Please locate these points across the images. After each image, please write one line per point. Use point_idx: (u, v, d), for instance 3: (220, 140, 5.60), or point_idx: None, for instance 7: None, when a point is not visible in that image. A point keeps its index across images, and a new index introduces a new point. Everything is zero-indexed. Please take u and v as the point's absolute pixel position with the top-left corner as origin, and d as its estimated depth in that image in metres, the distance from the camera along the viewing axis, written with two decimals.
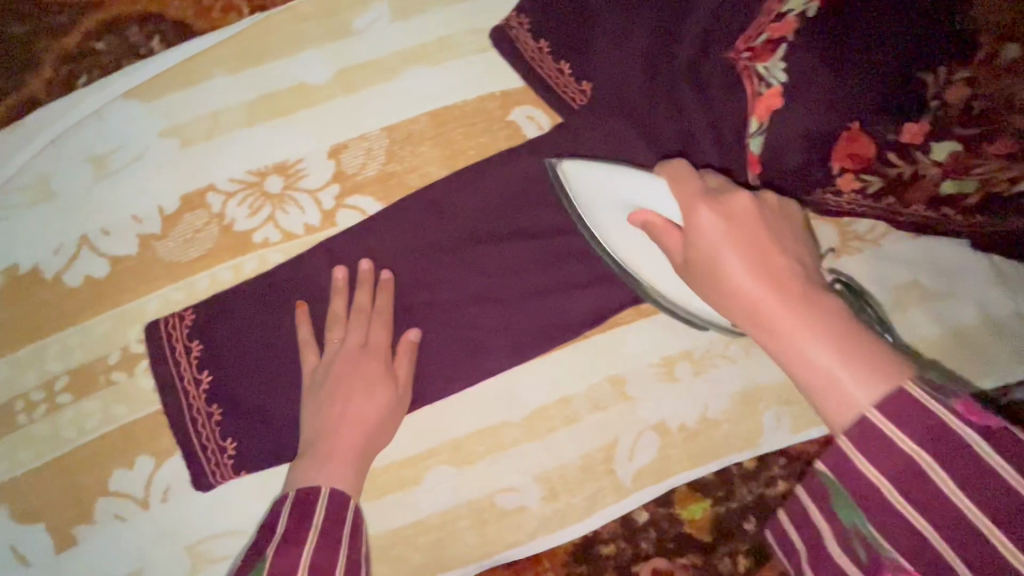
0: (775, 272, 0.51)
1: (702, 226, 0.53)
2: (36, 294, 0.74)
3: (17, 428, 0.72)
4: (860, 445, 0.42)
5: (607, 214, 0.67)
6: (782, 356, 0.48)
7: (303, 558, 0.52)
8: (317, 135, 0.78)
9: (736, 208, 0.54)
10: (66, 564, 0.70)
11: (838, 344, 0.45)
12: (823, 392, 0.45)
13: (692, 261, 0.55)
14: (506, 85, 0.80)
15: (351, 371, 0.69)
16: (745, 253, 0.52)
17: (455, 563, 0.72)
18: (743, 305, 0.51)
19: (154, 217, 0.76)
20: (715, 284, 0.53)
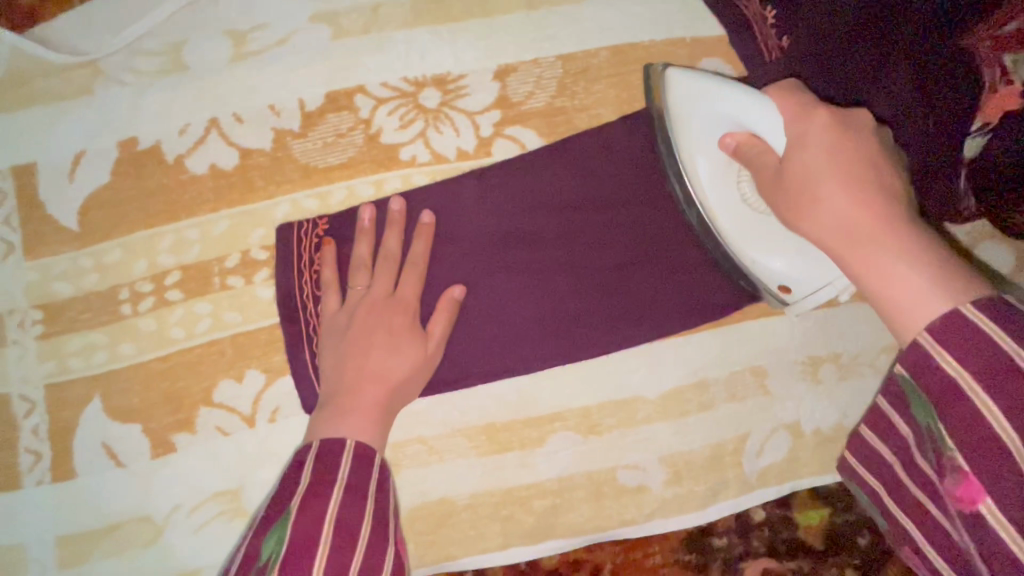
0: (874, 197, 0.45)
1: (805, 150, 0.49)
2: (154, 175, 0.66)
3: (121, 319, 0.66)
4: (959, 351, 0.36)
5: (704, 137, 0.59)
6: (857, 268, 0.44)
7: (325, 515, 0.46)
8: (485, 51, 0.69)
9: (842, 127, 0.48)
10: (160, 470, 0.65)
11: (925, 261, 0.40)
12: (889, 306, 0.42)
13: (783, 187, 0.50)
14: (696, 33, 0.72)
15: (371, 316, 0.61)
16: (846, 180, 0.46)
17: (565, 531, 0.69)
18: (832, 222, 0.46)
19: (294, 111, 0.67)
20: (802, 211, 0.48)
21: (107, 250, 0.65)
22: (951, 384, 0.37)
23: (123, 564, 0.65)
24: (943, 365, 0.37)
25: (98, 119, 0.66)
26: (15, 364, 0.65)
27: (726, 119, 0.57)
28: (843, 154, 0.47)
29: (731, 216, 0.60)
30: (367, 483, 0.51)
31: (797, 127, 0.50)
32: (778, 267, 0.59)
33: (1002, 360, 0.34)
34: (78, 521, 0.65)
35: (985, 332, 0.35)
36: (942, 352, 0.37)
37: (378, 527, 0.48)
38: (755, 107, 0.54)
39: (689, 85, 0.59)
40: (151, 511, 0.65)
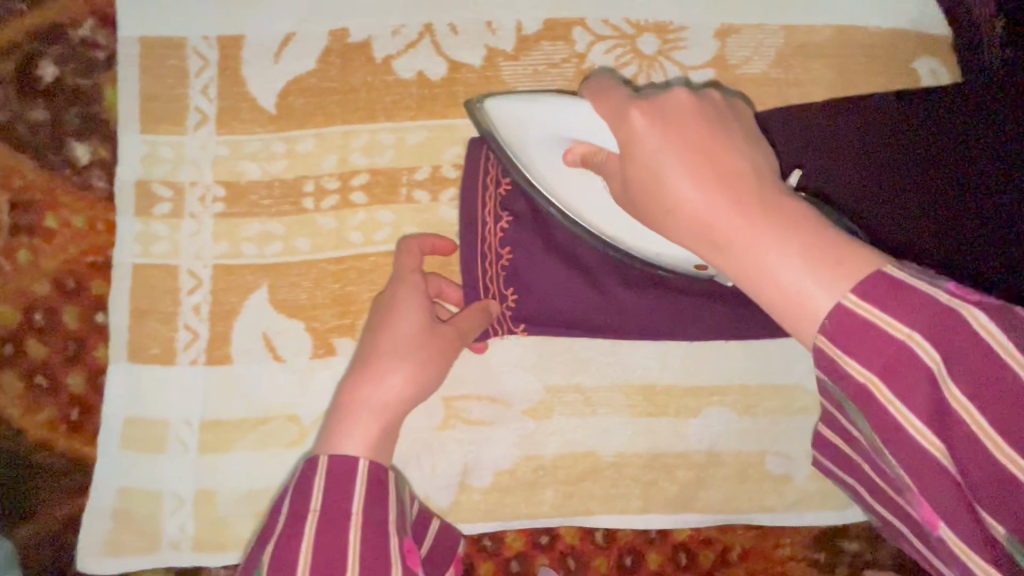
0: (724, 173, 0.33)
1: (633, 135, 0.36)
2: (359, 72, 0.64)
3: (302, 212, 0.64)
4: (856, 357, 0.27)
5: (540, 159, 0.49)
6: (732, 275, 0.33)
7: (298, 560, 0.38)
8: (711, 8, 0.67)
9: (665, 117, 0.36)
10: (316, 371, 0.64)
11: (800, 237, 0.30)
12: (778, 309, 0.31)
13: (631, 197, 0.38)
14: (922, 27, 0.70)
15: (399, 323, 0.53)
16: (691, 158, 0.34)
17: (703, 507, 0.67)
18: (690, 225, 0.34)
19: (511, 33, 0.65)
20: (651, 220, 0.37)
21: (301, 139, 0.63)
22: (860, 396, 0.28)
23: (262, 458, 0.63)
24: (848, 374, 0.28)
25: (313, 5, 0.64)
26: (189, 238, 0.63)
27: (559, 134, 0.45)
28: (677, 130, 0.35)
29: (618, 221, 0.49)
30: (352, 504, 0.41)
31: (623, 137, 0.37)
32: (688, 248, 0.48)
33: (901, 358, 0.27)
34: (225, 408, 0.63)
35: (896, 343, 0.27)
36: (845, 360, 0.28)
37: (374, 555, 0.39)
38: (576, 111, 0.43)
39: (505, 113, 0.49)
40: (300, 411, 0.64)
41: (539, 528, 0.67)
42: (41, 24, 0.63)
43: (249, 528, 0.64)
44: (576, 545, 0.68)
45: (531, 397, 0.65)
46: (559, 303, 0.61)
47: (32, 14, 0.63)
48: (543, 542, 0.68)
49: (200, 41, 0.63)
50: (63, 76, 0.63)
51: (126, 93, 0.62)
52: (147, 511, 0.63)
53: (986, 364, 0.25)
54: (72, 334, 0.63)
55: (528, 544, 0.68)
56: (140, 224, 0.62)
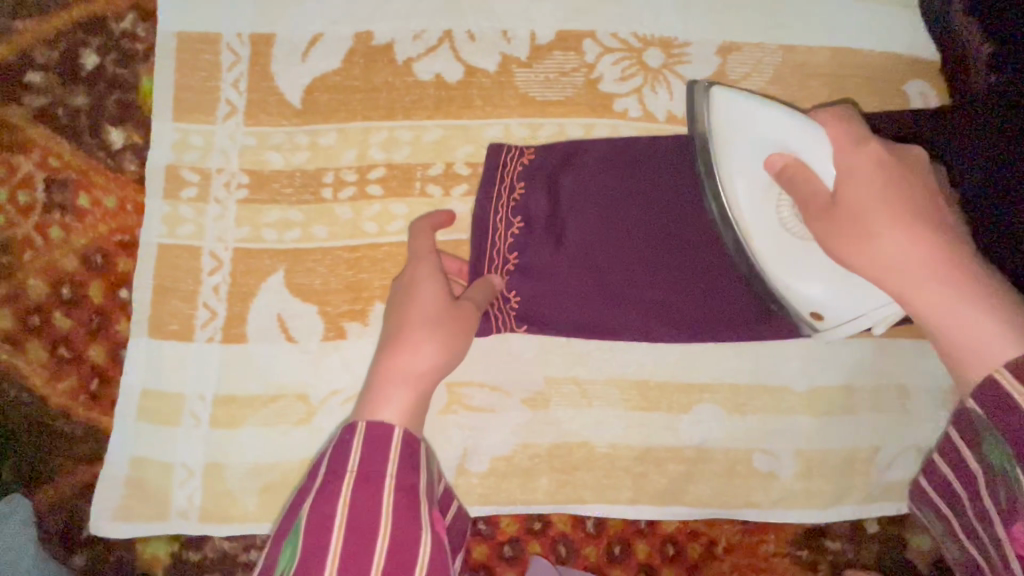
0: (935, 228, 0.43)
1: (856, 173, 0.45)
2: (381, 72, 0.68)
3: (321, 202, 0.67)
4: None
5: (736, 157, 0.51)
6: (924, 312, 0.43)
7: (336, 513, 0.42)
8: (714, 26, 0.71)
9: (873, 168, 0.45)
10: (327, 353, 0.67)
11: (991, 299, 0.40)
12: (955, 347, 0.41)
13: (834, 214, 0.46)
14: (913, 52, 0.74)
15: (425, 303, 0.57)
16: (904, 210, 0.44)
17: (692, 500, 0.70)
18: (893, 263, 0.44)
19: (525, 42, 0.69)
20: (834, 242, 0.46)
21: (324, 133, 0.67)
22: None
23: (272, 434, 0.66)
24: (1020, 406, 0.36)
25: (341, 8, 0.68)
26: (213, 222, 0.66)
27: (767, 142, 0.50)
28: (887, 184, 0.45)
29: (771, 240, 0.51)
30: (387, 468, 0.45)
31: (848, 166, 0.46)
32: (812, 289, 0.51)
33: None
34: (238, 385, 0.66)
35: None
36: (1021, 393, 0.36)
37: (403, 515, 0.42)
38: (807, 129, 0.48)
39: (725, 101, 0.52)
40: (310, 390, 0.67)
41: (533, 514, 0.70)
42: (85, 17, 0.67)
43: (255, 502, 0.66)
44: (568, 533, 0.70)
45: (530, 388, 0.68)
46: (563, 309, 0.65)
47: (78, 7, 0.67)
48: (536, 528, 0.70)
49: (234, 38, 0.67)
50: (103, 65, 0.67)
51: (162, 83, 0.66)
52: (160, 481, 0.66)
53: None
54: (97, 309, 0.67)
55: (522, 529, 0.70)
56: (168, 206, 0.66)
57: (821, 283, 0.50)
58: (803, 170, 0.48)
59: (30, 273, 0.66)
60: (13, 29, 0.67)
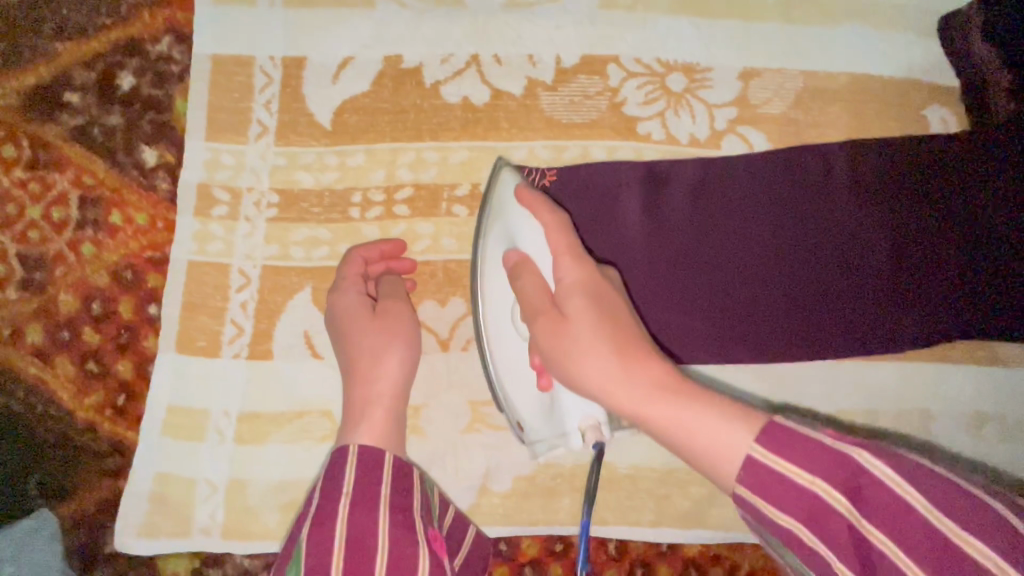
0: (634, 350, 0.47)
1: (564, 329, 0.50)
2: (410, 95, 0.69)
3: (349, 221, 0.68)
4: (774, 501, 0.35)
5: (495, 276, 0.61)
6: (660, 425, 0.43)
7: (335, 533, 0.44)
8: (736, 51, 0.73)
9: (586, 289, 0.52)
10: None
11: (706, 410, 0.41)
12: (702, 456, 0.40)
13: (555, 339, 0.51)
14: (932, 79, 0.75)
15: (352, 325, 0.61)
16: (613, 349, 0.47)
17: (715, 523, 0.69)
18: (605, 381, 0.47)
19: (550, 65, 0.71)
20: (569, 364, 0.49)
21: (352, 153, 0.69)
22: (797, 542, 0.35)
23: (295, 451, 0.66)
24: (774, 519, 0.36)
25: (371, 32, 0.69)
26: (242, 240, 0.67)
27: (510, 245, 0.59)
28: (602, 312, 0.50)
29: (506, 351, 0.62)
30: (380, 489, 0.48)
31: (560, 280, 0.53)
32: (527, 407, 0.62)
33: (815, 504, 0.34)
34: (263, 401, 0.67)
35: (817, 495, 0.34)
36: (768, 508, 0.36)
37: (399, 532, 0.45)
38: (530, 230, 0.58)
39: (506, 186, 0.62)
40: (334, 407, 0.67)
41: (555, 536, 0.69)
42: (124, 40, 0.69)
43: (277, 519, 0.66)
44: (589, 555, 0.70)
45: None
46: None
47: (117, 30, 0.69)
48: (557, 550, 0.70)
49: (267, 60, 0.68)
50: (139, 86, 0.68)
51: (196, 104, 0.68)
52: (183, 497, 0.66)
53: (881, 500, 0.32)
54: (125, 324, 0.67)
55: (543, 550, 0.70)
56: (199, 224, 0.67)
57: (530, 409, 0.62)
58: (540, 279, 0.56)
59: (60, 289, 0.67)
60: (53, 50, 0.69)
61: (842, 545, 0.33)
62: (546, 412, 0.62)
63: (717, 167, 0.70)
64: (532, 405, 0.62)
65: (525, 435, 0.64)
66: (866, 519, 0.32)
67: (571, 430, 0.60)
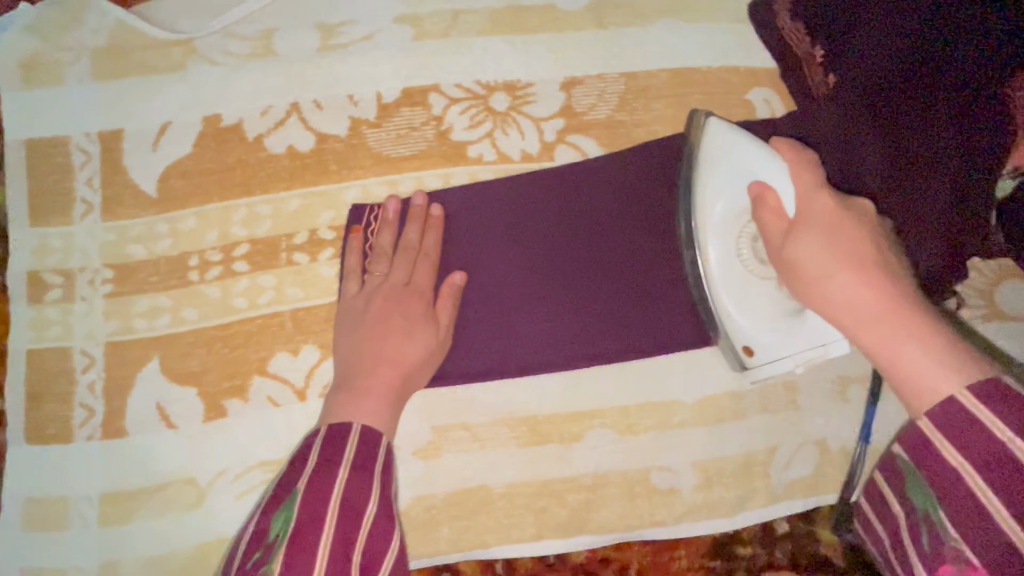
0: (888, 292, 0.50)
1: (799, 252, 0.54)
2: (232, 151, 0.69)
3: (188, 285, 0.68)
4: (955, 442, 0.41)
5: (719, 192, 0.61)
6: (873, 350, 0.51)
7: (333, 492, 0.50)
8: (555, 63, 0.74)
9: (819, 224, 0.55)
10: (210, 434, 0.67)
11: (933, 345, 0.47)
12: (908, 376, 0.48)
13: (784, 267, 0.56)
14: (751, 63, 0.77)
15: (390, 301, 0.65)
16: (862, 280, 0.52)
17: (596, 528, 0.70)
18: (840, 312, 0.52)
19: (372, 103, 0.71)
20: (812, 292, 0.54)
21: (182, 218, 0.68)
22: (956, 477, 0.41)
23: (164, 523, 0.66)
24: (944, 454, 0.42)
25: (186, 94, 0.69)
26: (81, 320, 0.67)
27: (749, 172, 0.60)
28: (831, 239, 0.53)
29: (728, 270, 0.61)
30: (376, 464, 0.54)
31: (802, 209, 0.56)
32: (756, 331, 0.62)
33: (1002, 455, 0.38)
34: (123, 479, 0.66)
35: (1007, 450, 0.38)
36: (945, 445, 0.42)
37: (383, 511, 0.52)
38: (769, 163, 0.59)
39: (718, 134, 0.62)
40: (197, 473, 0.67)
41: (440, 566, 0.70)
42: None
43: None
44: None
45: (417, 440, 0.69)
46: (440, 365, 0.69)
47: None
48: None
49: (83, 137, 0.68)
50: None
51: (17, 191, 0.67)
52: None
53: None
54: None
55: None
56: (34, 311, 0.67)
57: (769, 330, 0.61)
58: (777, 210, 0.58)
59: None
60: None
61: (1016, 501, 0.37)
62: (793, 329, 0.61)
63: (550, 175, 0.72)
64: (769, 325, 0.61)
65: (749, 360, 0.64)
66: None
67: (830, 341, 0.60)
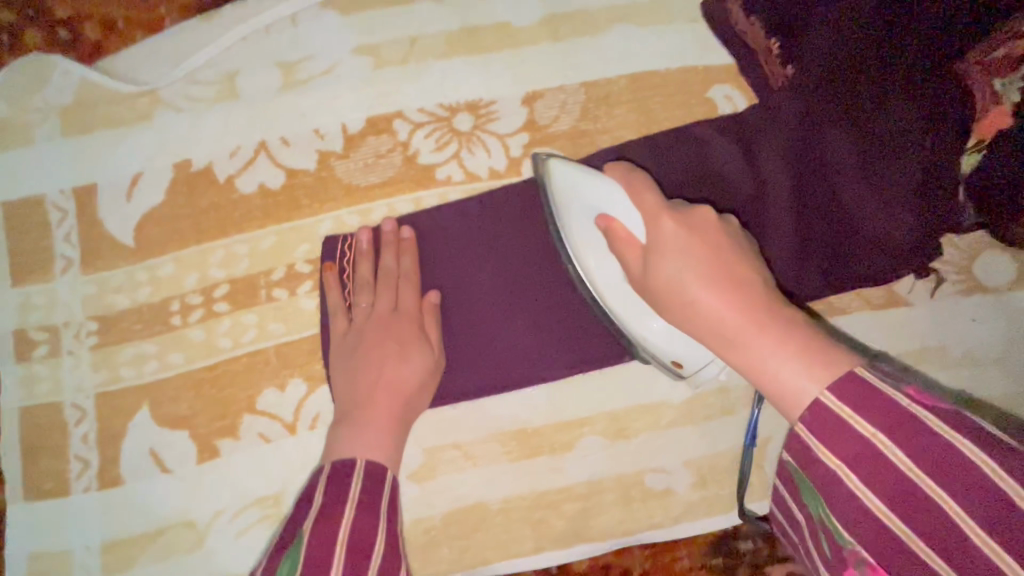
0: (743, 297, 0.47)
1: (659, 266, 0.51)
2: (205, 194, 0.71)
3: (171, 330, 0.69)
4: (826, 446, 0.40)
5: (584, 227, 0.59)
6: (741, 363, 0.47)
7: (341, 531, 0.48)
8: (514, 79, 0.75)
9: (688, 247, 0.50)
10: (205, 476, 0.68)
11: (795, 351, 0.43)
12: (777, 391, 0.44)
13: (651, 294, 0.53)
14: (709, 62, 0.78)
15: (379, 330, 0.66)
16: (715, 289, 0.48)
17: (595, 535, 0.71)
18: (711, 331, 0.48)
19: (337, 134, 0.72)
20: (683, 316, 0.50)
21: (161, 265, 0.70)
22: (833, 479, 0.40)
23: (166, 567, 0.67)
24: (821, 460, 0.41)
25: (154, 143, 0.71)
26: (69, 374, 0.68)
27: (591, 207, 0.57)
28: (684, 253, 0.50)
29: (623, 297, 0.60)
30: (382, 501, 0.53)
31: (650, 234, 0.52)
32: (673, 348, 0.60)
33: (869, 453, 0.38)
34: (122, 527, 0.67)
35: (875, 448, 0.38)
36: (820, 447, 0.41)
37: (392, 552, 0.50)
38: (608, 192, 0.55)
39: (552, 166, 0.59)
40: (195, 516, 0.67)
41: None
42: None
43: None
44: None
45: (410, 464, 0.70)
46: None
47: None
48: None
49: (57, 194, 0.69)
50: None
51: None
52: None
53: (916, 437, 0.37)
54: None
55: None
56: (23, 369, 0.68)
57: (682, 344, 0.60)
58: (631, 237, 0.54)
59: None
60: None
61: (905, 501, 0.37)
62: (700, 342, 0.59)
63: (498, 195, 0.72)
64: (685, 342, 0.59)
65: (683, 370, 0.63)
66: (920, 471, 0.37)
67: None
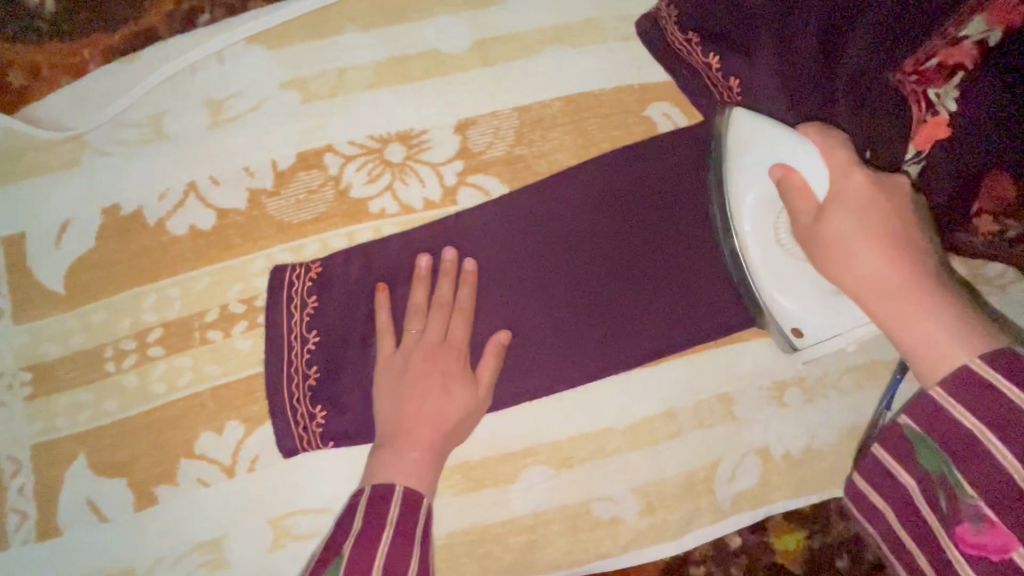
0: (924, 266, 0.47)
1: (831, 224, 0.51)
2: (136, 238, 0.70)
3: (105, 377, 0.68)
4: (965, 405, 0.42)
5: (750, 176, 0.58)
6: (892, 328, 0.47)
7: (379, 555, 0.47)
8: (446, 107, 0.74)
9: (857, 205, 0.50)
10: (144, 523, 0.67)
11: (954, 324, 0.45)
12: (926, 354, 0.46)
13: (813, 245, 0.52)
14: (645, 80, 0.77)
15: (429, 357, 0.64)
16: (885, 251, 0.48)
17: (543, 567, 0.70)
18: (869, 293, 0.49)
19: (268, 171, 0.72)
20: (836, 271, 0.51)
21: (93, 311, 0.69)
22: (969, 439, 0.42)
23: None
24: (956, 419, 0.43)
25: (83, 189, 0.70)
26: (5, 426, 0.68)
27: (771, 159, 0.56)
28: (865, 210, 0.50)
29: (763, 251, 0.58)
30: (416, 530, 0.51)
31: (835, 185, 0.52)
32: (797, 310, 0.58)
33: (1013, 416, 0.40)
34: None
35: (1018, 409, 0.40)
36: (956, 408, 0.43)
37: None
38: (795, 147, 0.54)
39: (747, 124, 0.58)
40: (136, 564, 0.67)
41: None
42: None
43: None
44: None
45: None
46: (367, 422, 0.67)
47: None
48: None
49: None
50: None
51: None
52: None
53: None
54: None
55: None
56: None
57: (804, 308, 0.58)
58: (804, 188, 0.53)
59: None
60: None
61: None
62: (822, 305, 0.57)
63: (492, 211, 0.71)
64: (813, 303, 0.58)
65: (799, 341, 0.60)
66: None
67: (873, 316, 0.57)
